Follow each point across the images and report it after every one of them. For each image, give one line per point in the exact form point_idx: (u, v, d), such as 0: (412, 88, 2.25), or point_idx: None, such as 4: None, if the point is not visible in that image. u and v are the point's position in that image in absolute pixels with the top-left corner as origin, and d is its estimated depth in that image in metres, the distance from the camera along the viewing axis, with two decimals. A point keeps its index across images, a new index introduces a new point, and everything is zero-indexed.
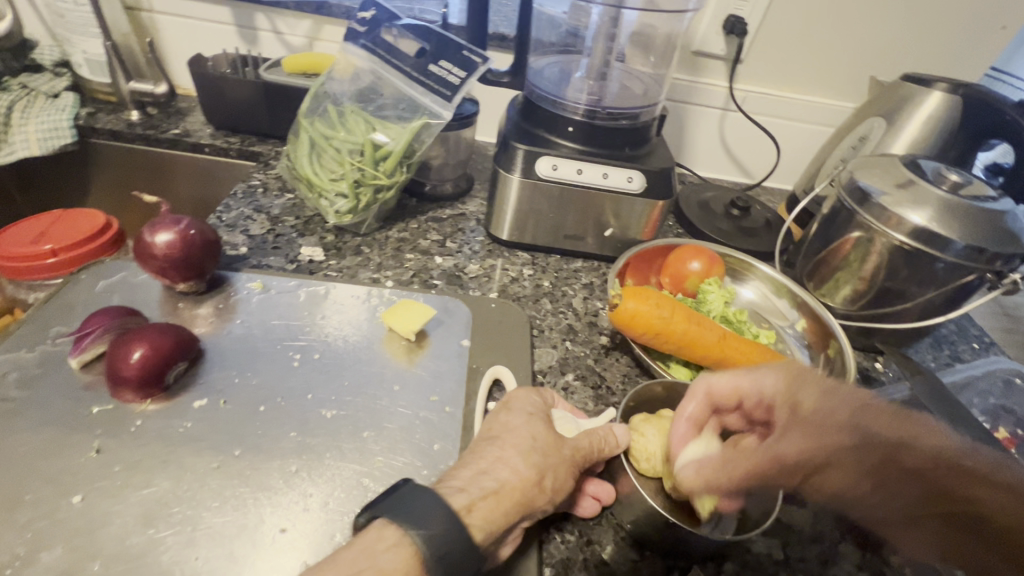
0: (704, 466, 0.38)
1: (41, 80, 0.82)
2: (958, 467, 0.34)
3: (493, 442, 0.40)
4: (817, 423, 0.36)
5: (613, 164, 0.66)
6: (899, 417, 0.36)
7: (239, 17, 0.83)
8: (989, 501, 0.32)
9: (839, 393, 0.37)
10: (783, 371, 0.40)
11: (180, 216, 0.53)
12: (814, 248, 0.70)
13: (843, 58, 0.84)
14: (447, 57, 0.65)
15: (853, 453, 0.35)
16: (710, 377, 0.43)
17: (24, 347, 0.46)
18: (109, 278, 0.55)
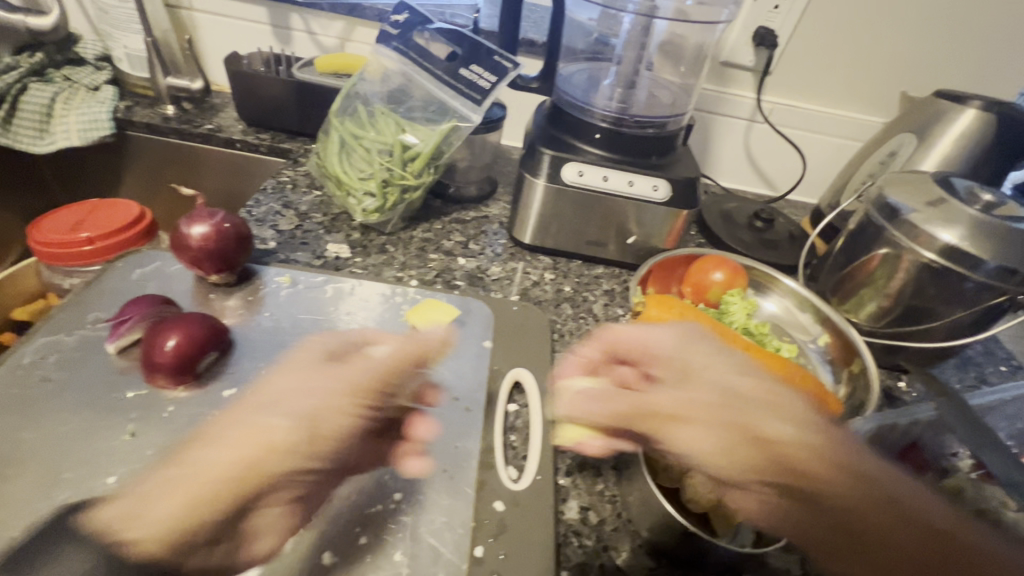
0: (582, 403, 0.36)
1: (84, 73, 0.85)
2: (825, 450, 0.32)
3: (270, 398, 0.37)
4: (700, 380, 0.35)
5: (639, 172, 0.66)
6: (788, 399, 0.34)
7: (275, 17, 0.85)
8: (828, 486, 0.31)
9: (735, 362, 0.36)
10: (681, 332, 0.39)
11: (215, 209, 0.54)
12: (839, 262, 0.69)
13: (875, 71, 0.84)
14: (477, 62, 0.65)
15: (737, 414, 0.33)
16: (617, 327, 0.41)
17: (65, 330, 0.48)
18: (144, 267, 0.56)
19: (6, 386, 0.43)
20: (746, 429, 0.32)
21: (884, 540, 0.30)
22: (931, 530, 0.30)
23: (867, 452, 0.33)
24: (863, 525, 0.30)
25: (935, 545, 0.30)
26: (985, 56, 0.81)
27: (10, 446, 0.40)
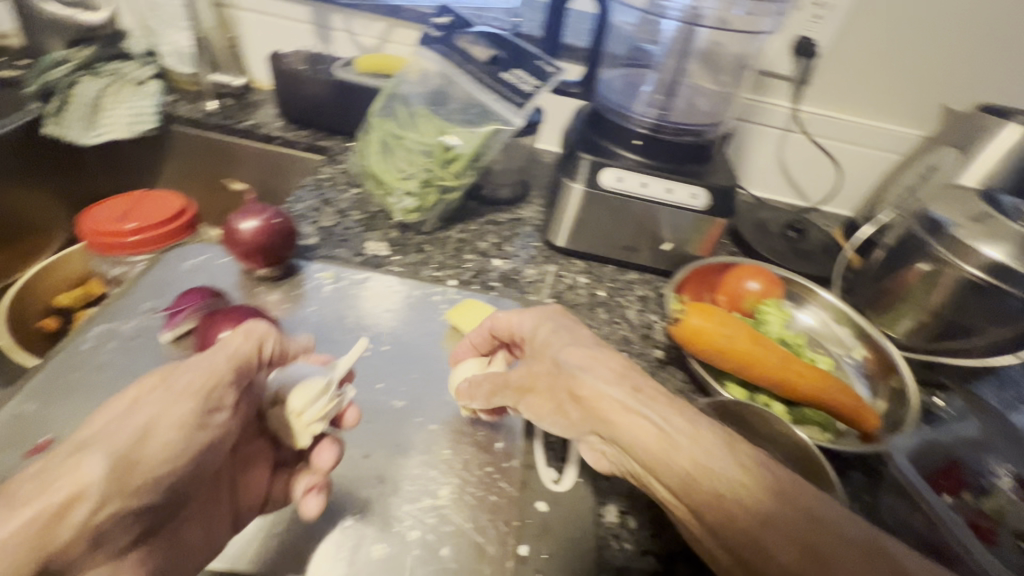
0: (471, 382, 0.47)
1: (132, 67, 0.86)
2: (624, 402, 0.39)
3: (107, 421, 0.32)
4: (543, 357, 0.44)
5: (679, 180, 0.66)
6: (604, 360, 0.41)
7: (316, 17, 0.87)
8: (621, 430, 0.38)
9: (577, 336, 0.45)
10: (538, 317, 0.47)
11: (266, 205, 0.56)
12: (878, 275, 0.69)
13: (916, 83, 0.82)
14: (520, 68, 0.67)
15: (560, 380, 0.42)
16: (495, 316, 0.49)
17: (121, 317, 0.50)
18: (194, 258, 0.58)
19: (68, 370, 0.45)
20: (561, 388, 0.42)
21: (673, 472, 0.36)
22: (703, 460, 0.35)
23: (661, 396, 0.39)
24: (654, 458, 0.36)
25: (694, 472, 0.35)
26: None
27: (76, 427, 0.41)
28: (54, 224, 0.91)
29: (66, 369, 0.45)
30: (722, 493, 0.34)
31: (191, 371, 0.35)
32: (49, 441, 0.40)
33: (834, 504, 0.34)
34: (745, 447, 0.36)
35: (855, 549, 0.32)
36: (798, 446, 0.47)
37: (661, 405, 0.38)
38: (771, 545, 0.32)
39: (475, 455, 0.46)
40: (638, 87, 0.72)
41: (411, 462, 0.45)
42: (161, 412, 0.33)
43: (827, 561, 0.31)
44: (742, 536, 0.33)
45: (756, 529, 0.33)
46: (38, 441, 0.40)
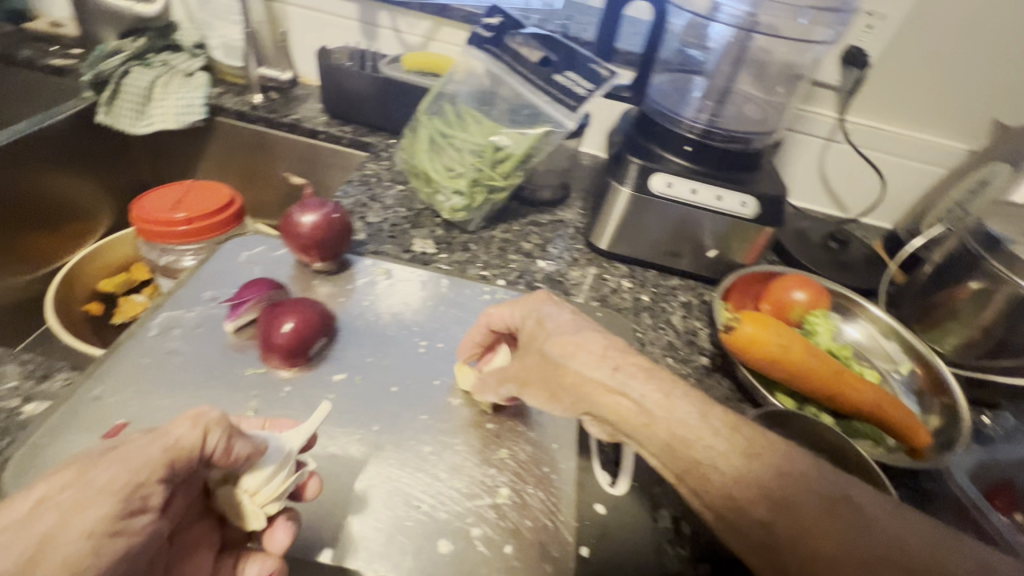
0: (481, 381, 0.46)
1: (181, 59, 0.88)
2: (606, 384, 0.36)
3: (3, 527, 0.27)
4: (532, 344, 0.42)
5: (727, 187, 0.65)
6: (583, 343, 0.39)
7: (363, 14, 0.87)
8: (608, 412, 0.36)
9: (562, 322, 0.42)
10: (526, 304, 0.45)
11: (325, 199, 0.56)
12: (926, 291, 0.68)
13: (967, 97, 0.81)
14: (573, 70, 0.66)
15: (548, 369, 0.40)
16: (491, 310, 0.47)
17: (185, 305, 0.51)
18: (251, 250, 0.58)
19: (138, 355, 0.46)
20: (549, 374, 0.40)
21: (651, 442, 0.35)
22: (680, 429, 0.34)
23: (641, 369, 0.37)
24: (633, 432, 0.35)
25: (672, 442, 0.34)
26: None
27: (150, 413, 0.42)
28: (101, 210, 0.93)
29: (135, 354, 0.46)
30: (697, 457, 0.33)
31: (118, 464, 0.30)
32: (122, 425, 0.40)
33: (803, 457, 0.34)
34: (718, 410, 0.35)
35: (823, 500, 0.32)
36: (856, 459, 0.47)
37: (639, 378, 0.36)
38: (747, 505, 0.32)
39: (532, 455, 0.46)
40: (688, 93, 0.72)
41: (470, 459, 0.45)
42: (71, 516, 0.27)
43: (796, 510, 0.31)
44: (721, 499, 0.33)
45: (730, 487, 0.32)
46: (114, 423, 0.41)
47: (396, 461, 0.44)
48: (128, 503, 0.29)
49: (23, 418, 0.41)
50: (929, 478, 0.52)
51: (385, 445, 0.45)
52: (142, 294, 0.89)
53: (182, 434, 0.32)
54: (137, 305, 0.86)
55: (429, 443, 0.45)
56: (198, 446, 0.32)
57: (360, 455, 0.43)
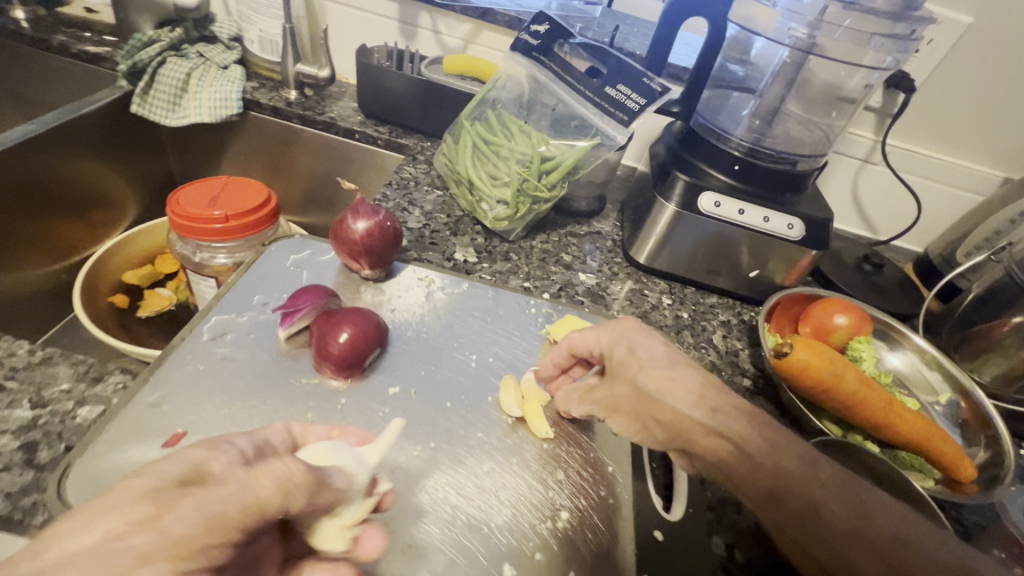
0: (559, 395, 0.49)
1: (216, 51, 0.87)
2: (703, 422, 0.37)
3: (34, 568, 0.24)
4: (622, 371, 0.43)
5: (774, 209, 0.65)
6: (681, 374, 0.40)
7: (404, 14, 0.86)
8: (702, 450, 0.37)
9: (655, 353, 0.43)
10: (611, 331, 0.46)
11: (376, 205, 0.56)
12: (966, 319, 0.68)
13: (1009, 125, 0.81)
14: (625, 82, 0.65)
15: (640, 392, 0.41)
16: (574, 332, 0.49)
17: (235, 309, 0.50)
18: (298, 253, 0.58)
19: (191, 360, 0.45)
20: (637, 401, 0.41)
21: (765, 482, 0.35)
22: (784, 474, 0.34)
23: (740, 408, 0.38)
24: (730, 474, 0.36)
25: (783, 479, 0.34)
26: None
27: (209, 422, 0.41)
28: (127, 201, 0.91)
29: (188, 359, 0.45)
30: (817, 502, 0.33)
31: (169, 533, 0.27)
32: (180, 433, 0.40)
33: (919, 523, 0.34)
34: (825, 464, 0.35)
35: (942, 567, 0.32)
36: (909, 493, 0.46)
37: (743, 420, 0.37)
38: (858, 561, 0.32)
39: (590, 478, 0.46)
40: (738, 111, 0.72)
41: (526, 479, 0.45)
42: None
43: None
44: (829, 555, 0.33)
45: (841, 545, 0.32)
46: (174, 431, 0.41)
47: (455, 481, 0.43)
48: (179, 571, 0.27)
49: (78, 423, 0.40)
50: (972, 510, 0.52)
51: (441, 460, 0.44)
52: (167, 287, 0.88)
53: (282, 481, 0.31)
54: (163, 299, 0.85)
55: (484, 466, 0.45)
56: (277, 504, 0.30)
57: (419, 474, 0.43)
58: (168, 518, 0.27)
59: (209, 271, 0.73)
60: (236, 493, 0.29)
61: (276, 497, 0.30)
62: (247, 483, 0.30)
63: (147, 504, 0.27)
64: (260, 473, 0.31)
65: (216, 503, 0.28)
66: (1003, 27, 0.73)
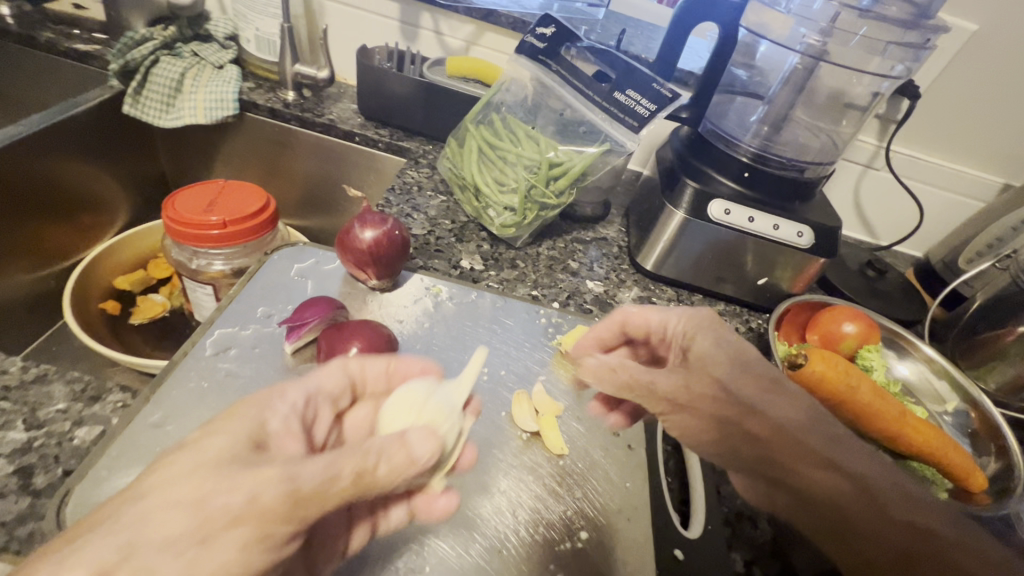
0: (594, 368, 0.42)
1: (211, 50, 0.84)
2: (816, 453, 0.37)
3: (137, 512, 0.26)
4: (702, 364, 0.42)
5: (785, 217, 0.64)
6: (750, 364, 0.42)
7: (405, 15, 0.85)
8: (803, 475, 0.36)
9: (716, 350, 0.43)
10: (687, 316, 0.46)
11: (384, 214, 0.55)
12: (972, 327, 0.68)
13: (1010, 134, 0.82)
14: (636, 86, 0.63)
15: (699, 389, 0.39)
16: (632, 310, 0.49)
17: (238, 322, 0.49)
18: (302, 263, 0.57)
19: (193, 377, 0.44)
20: (698, 394, 0.39)
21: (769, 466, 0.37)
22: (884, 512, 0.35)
23: (788, 405, 0.40)
24: (833, 505, 0.36)
25: (796, 472, 0.36)
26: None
27: None
28: (118, 204, 0.89)
29: (191, 376, 0.44)
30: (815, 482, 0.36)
31: (252, 500, 0.26)
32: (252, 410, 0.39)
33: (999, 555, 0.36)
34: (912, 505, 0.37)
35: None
36: None
37: (795, 414, 0.39)
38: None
39: (609, 497, 0.46)
40: (746, 117, 0.72)
41: (544, 499, 0.46)
42: (205, 551, 0.25)
43: None
44: None
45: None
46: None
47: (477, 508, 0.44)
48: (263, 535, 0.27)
49: (76, 445, 0.39)
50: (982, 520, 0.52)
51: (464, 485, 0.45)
52: (160, 293, 0.85)
53: (353, 460, 0.29)
54: (156, 305, 0.82)
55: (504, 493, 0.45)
56: (349, 487, 0.29)
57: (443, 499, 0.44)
58: (241, 479, 0.27)
59: (205, 277, 0.71)
60: (315, 469, 0.28)
61: (350, 488, 0.29)
62: (327, 465, 0.28)
63: (228, 463, 0.28)
64: (343, 454, 0.29)
65: (293, 477, 0.27)
66: (1008, 34, 0.73)
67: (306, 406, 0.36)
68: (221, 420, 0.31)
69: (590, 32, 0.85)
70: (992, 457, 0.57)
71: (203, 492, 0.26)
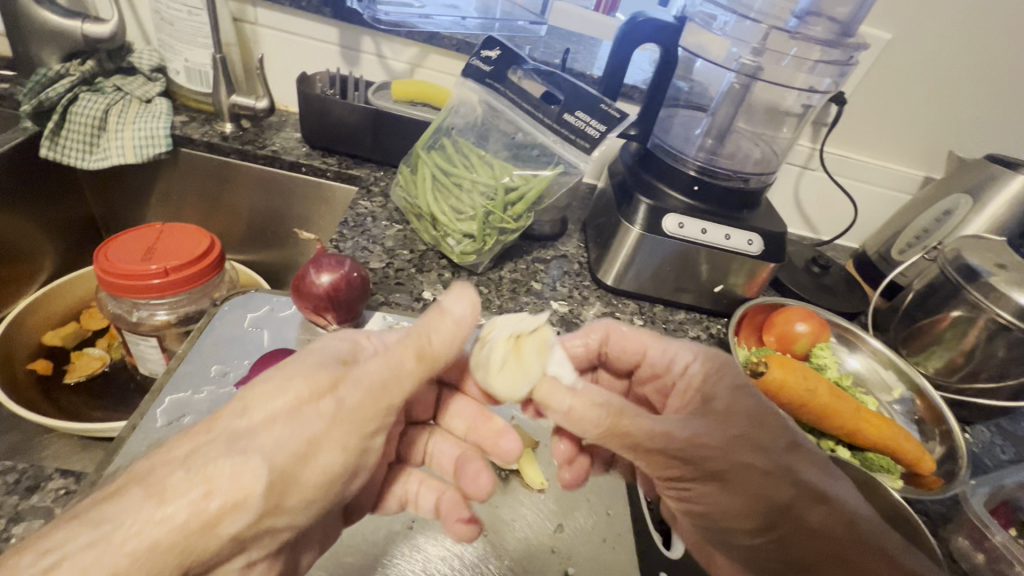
0: (582, 411, 0.38)
1: (136, 84, 0.79)
2: (826, 520, 0.38)
3: (245, 404, 0.33)
4: (724, 416, 0.41)
5: (734, 226, 0.66)
6: (769, 421, 0.41)
7: (344, 39, 0.82)
8: (805, 531, 0.37)
9: (738, 402, 0.42)
10: (705, 361, 0.46)
11: (339, 257, 0.57)
12: (910, 316, 0.72)
13: (924, 132, 0.88)
14: (583, 108, 0.64)
15: (733, 461, 0.38)
16: (621, 329, 0.50)
17: (191, 386, 0.50)
18: (255, 312, 0.59)
19: (145, 453, 0.45)
20: (733, 467, 0.38)
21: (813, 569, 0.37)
22: None
23: (816, 467, 0.40)
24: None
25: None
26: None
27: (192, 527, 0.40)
28: (42, 255, 0.82)
29: (142, 452, 0.45)
30: None
31: (340, 403, 0.33)
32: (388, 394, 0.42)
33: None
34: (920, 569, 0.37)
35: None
36: (887, 502, 0.50)
37: (822, 475, 0.40)
38: None
39: (586, 525, 0.49)
40: (691, 130, 0.74)
41: (529, 536, 0.48)
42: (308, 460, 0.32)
43: None
44: None
45: None
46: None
47: (460, 555, 0.46)
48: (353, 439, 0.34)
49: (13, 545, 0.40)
50: (935, 502, 0.56)
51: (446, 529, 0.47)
52: (98, 347, 0.78)
53: (407, 348, 0.35)
54: (94, 360, 0.76)
55: (486, 537, 0.47)
56: (416, 365, 0.35)
57: (426, 545, 0.46)
58: (332, 383, 0.34)
59: (148, 329, 0.67)
60: (377, 366, 0.35)
61: (416, 365, 0.35)
62: (387, 358, 0.35)
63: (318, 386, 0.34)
64: (395, 349, 0.36)
65: (358, 378, 0.34)
66: (918, 41, 0.79)
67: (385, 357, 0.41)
68: (321, 339, 0.38)
69: (534, 50, 0.85)
70: (937, 440, 0.62)
71: (294, 397, 0.33)
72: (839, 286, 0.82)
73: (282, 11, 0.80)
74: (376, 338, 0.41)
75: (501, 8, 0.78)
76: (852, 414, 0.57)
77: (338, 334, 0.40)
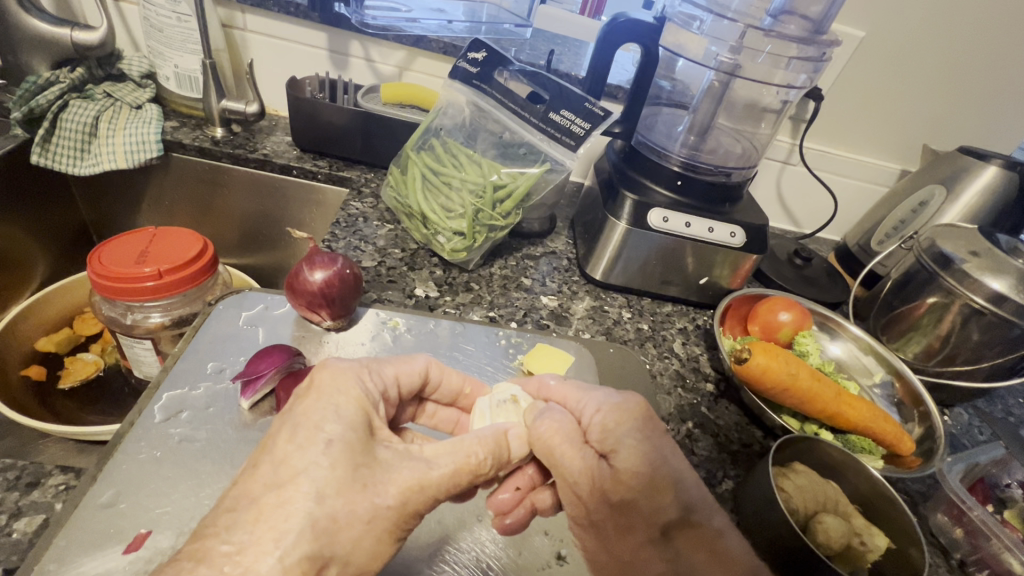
0: (552, 428, 0.41)
1: (125, 90, 0.80)
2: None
3: (316, 491, 0.31)
4: (622, 480, 0.39)
5: (717, 219, 0.67)
6: (660, 487, 0.38)
7: (333, 43, 0.83)
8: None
9: (636, 459, 0.39)
10: (625, 413, 0.41)
11: (332, 254, 0.58)
12: (888, 303, 0.74)
13: (899, 125, 0.91)
14: (568, 107, 0.64)
15: (618, 521, 0.39)
16: (548, 383, 0.47)
17: (187, 383, 0.51)
18: (250, 310, 0.60)
19: (145, 449, 0.45)
20: (612, 526, 0.40)
21: None
22: None
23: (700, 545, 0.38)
24: None
25: None
26: (1007, 110, 0.88)
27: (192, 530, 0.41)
28: (33, 260, 0.82)
29: (141, 448, 0.45)
30: None
31: (403, 503, 0.33)
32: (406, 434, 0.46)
33: None
34: None
35: None
36: (870, 481, 0.51)
37: (704, 558, 0.37)
38: None
39: None
40: (674, 127, 0.76)
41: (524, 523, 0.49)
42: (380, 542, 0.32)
43: None
44: None
45: None
46: (136, 534, 0.40)
47: (456, 540, 0.47)
48: (405, 521, 0.34)
49: (15, 540, 0.41)
50: (914, 480, 0.59)
51: (441, 517, 0.48)
52: (91, 351, 0.79)
53: (465, 464, 0.36)
54: (88, 364, 0.76)
55: (485, 524, 0.48)
56: (468, 483, 0.36)
57: (421, 531, 0.47)
58: (393, 478, 0.33)
59: (142, 331, 0.67)
60: (440, 475, 0.35)
61: (468, 482, 0.36)
62: (451, 472, 0.35)
63: (368, 456, 0.34)
64: (460, 459, 0.36)
65: (421, 484, 0.34)
66: (890, 39, 0.82)
67: (387, 387, 0.42)
68: (340, 396, 0.36)
69: (519, 52, 0.87)
70: (915, 422, 0.65)
71: (363, 491, 0.32)
72: (821, 277, 0.85)
73: (271, 17, 0.81)
74: (375, 382, 0.40)
75: (488, 12, 0.80)
76: (868, 421, 0.59)
77: (347, 378, 0.37)
